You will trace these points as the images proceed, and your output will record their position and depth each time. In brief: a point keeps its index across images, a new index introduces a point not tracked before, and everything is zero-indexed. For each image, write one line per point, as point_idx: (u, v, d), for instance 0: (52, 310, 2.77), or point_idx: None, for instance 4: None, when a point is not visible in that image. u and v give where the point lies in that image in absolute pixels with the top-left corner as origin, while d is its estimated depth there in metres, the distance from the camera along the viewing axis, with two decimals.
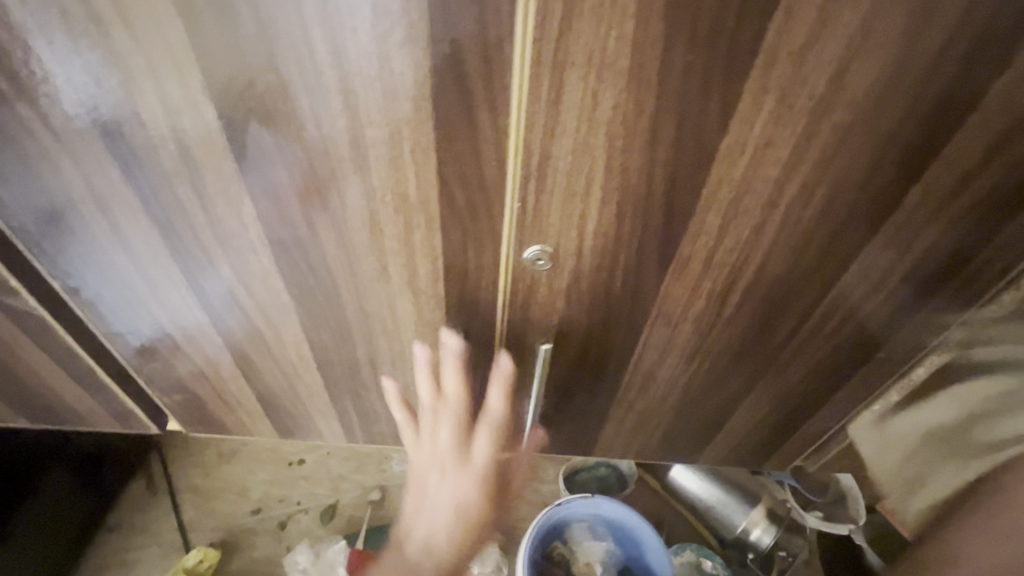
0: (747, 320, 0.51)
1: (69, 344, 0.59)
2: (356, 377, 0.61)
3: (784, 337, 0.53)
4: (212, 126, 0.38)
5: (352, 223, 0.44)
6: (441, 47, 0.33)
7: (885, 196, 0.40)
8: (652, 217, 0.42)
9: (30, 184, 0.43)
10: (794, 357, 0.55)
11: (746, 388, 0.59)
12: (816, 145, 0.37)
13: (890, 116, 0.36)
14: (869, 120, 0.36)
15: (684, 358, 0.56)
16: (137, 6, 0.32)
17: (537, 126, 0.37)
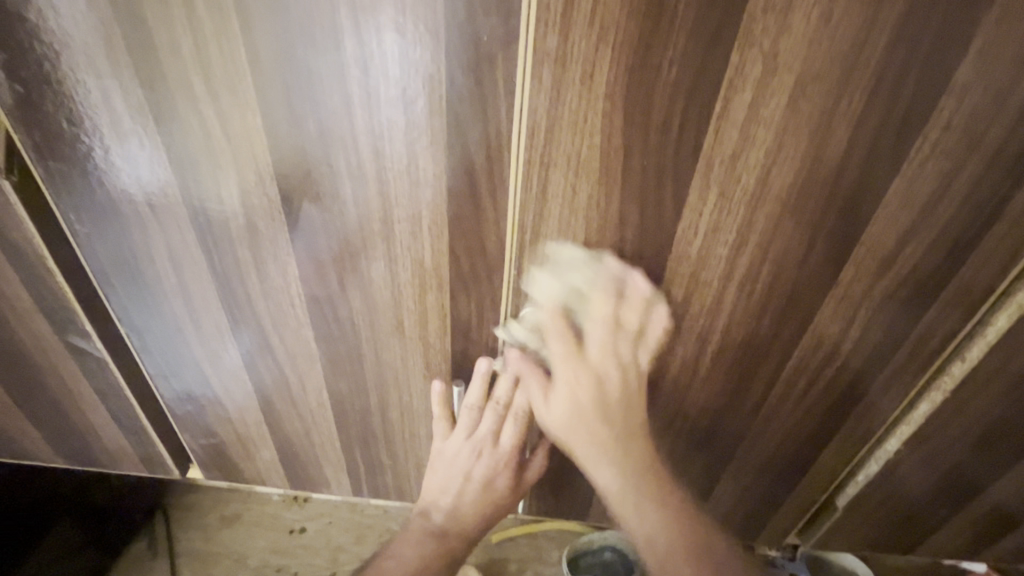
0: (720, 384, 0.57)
1: (119, 386, 0.67)
2: (368, 426, 0.67)
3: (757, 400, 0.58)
4: (274, 203, 0.48)
5: (377, 284, 0.53)
6: (455, 151, 0.43)
7: (823, 272, 0.48)
8: (629, 289, 0.50)
9: (123, 246, 0.53)
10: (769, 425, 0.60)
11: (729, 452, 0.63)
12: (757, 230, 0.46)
13: (817, 209, 0.44)
14: (799, 212, 0.45)
15: (668, 421, 0.61)
16: (232, 117, 0.44)
17: (529, 210, 0.46)
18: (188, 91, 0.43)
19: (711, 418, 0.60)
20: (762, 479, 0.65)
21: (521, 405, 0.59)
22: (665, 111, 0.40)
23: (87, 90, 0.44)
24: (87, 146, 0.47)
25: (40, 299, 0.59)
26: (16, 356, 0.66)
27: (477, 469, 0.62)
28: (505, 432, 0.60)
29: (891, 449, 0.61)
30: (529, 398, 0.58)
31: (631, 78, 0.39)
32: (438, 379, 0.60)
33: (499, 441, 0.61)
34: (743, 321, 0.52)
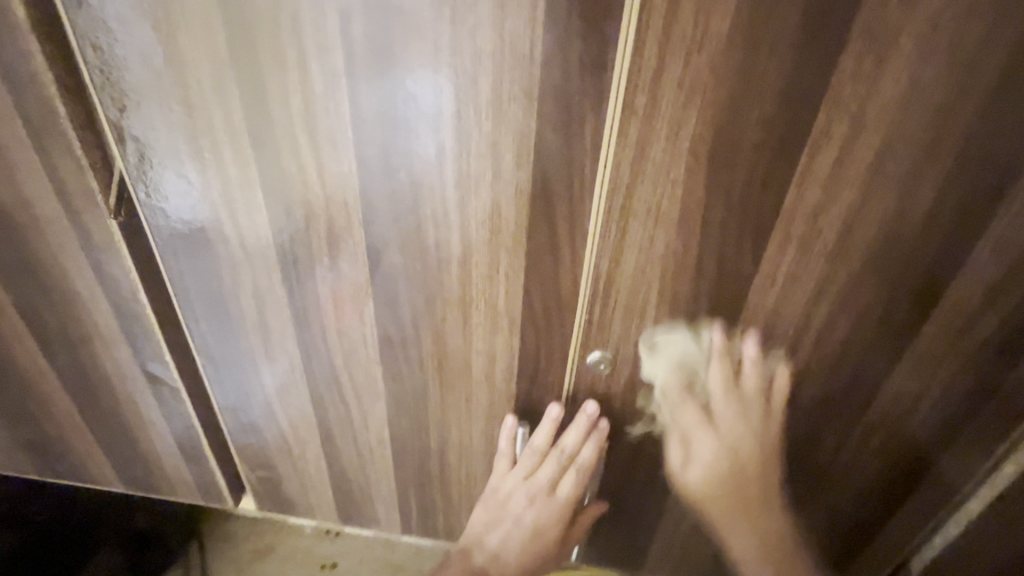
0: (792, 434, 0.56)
1: (188, 414, 0.70)
2: (425, 465, 0.68)
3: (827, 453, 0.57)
4: (360, 246, 0.51)
5: (449, 325, 0.54)
6: (539, 200, 0.45)
7: (905, 326, 0.47)
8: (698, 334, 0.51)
9: (212, 282, 0.56)
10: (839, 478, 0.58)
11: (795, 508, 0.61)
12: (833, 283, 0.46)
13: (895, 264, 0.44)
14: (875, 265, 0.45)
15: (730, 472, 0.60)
16: (331, 167, 0.46)
17: (606, 258, 0.47)
18: (291, 144, 0.46)
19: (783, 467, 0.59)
20: (824, 531, 0.63)
21: (583, 458, 0.58)
22: (748, 166, 0.41)
23: (199, 141, 0.47)
24: (192, 191, 0.50)
25: (127, 328, 0.62)
26: (97, 381, 0.69)
27: (528, 515, 0.61)
28: (563, 483, 0.60)
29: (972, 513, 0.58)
30: (595, 451, 0.58)
31: (717, 137, 0.40)
32: (511, 415, 0.59)
33: (555, 490, 0.60)
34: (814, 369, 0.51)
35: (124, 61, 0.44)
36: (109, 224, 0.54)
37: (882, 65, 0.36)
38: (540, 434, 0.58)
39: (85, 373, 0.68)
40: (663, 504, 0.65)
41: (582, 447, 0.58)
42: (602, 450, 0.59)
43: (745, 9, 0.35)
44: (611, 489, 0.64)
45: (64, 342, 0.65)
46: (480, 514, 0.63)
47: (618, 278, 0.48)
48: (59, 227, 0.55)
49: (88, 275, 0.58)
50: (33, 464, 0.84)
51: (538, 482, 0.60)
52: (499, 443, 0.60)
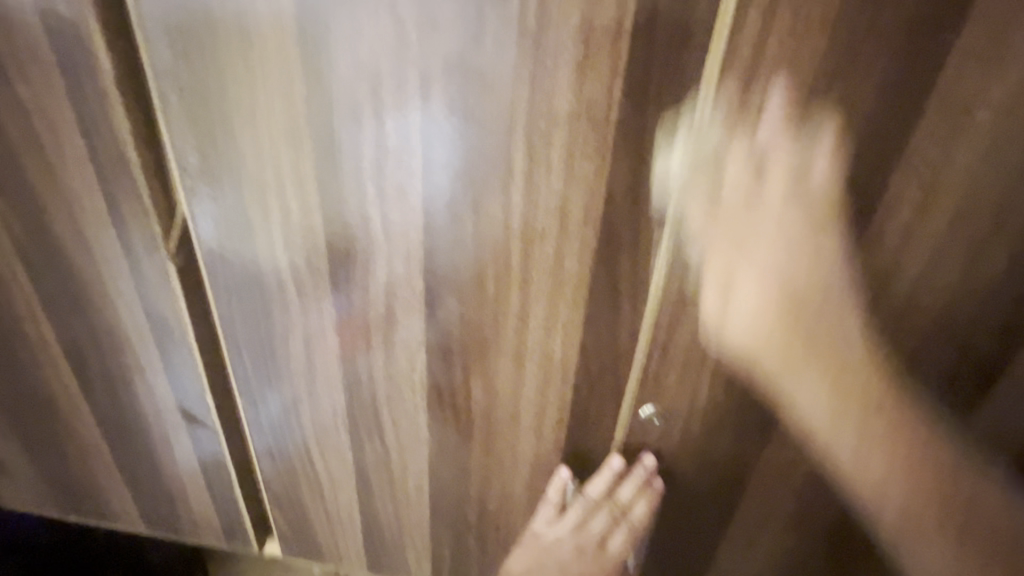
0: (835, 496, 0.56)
1: (222, 455, 0.69)
2: (462, 514, 0.66)
3: None
4: (417, 295, 0.51)
5: (501, 375, 0.54)
6: (602, 256, 0.46)
7: (972, 376, 0.48)
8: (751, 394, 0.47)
9: (264, 326, 0.56)
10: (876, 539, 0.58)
11: (848, 562, 0.60)
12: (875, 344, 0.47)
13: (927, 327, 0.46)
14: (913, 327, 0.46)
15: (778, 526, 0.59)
16: (396, 218, 0.47)
17: (665, 314, 0.47)
18: (358, 195, 0.46)
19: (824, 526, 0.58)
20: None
21: (635, 514, 0.57)
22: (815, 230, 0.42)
23: (267, 191, 0.48)
24: (255, 237, 0.51)
25: (171, 369, 0.62)
26: (131, 420, 0.68)
27: (575, 566, 0.60)
28: (613, 537, 0.59)
29: None
30: (649, 506, 0.57)
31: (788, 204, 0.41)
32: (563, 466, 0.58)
33: (605, 543, 0.59)
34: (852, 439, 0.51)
35: (204, 112, 0.45)
36: (166, 268, 0.55)
37: (955, 132, 0.38)
38: (594, 485, 0.57)
39: (120, 412, 0.68)
40: (707, 558, 0.64)
41: (634, 503, 0.57)
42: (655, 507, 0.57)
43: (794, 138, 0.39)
44: (658, 545, 0.63)
45: (104, 380, 0.65)
46: (523, 560, 0.62)
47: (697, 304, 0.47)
48: (114, 270, 0.56)
49: (136, 316, 0.59)
50: (54, 501, 0.82)
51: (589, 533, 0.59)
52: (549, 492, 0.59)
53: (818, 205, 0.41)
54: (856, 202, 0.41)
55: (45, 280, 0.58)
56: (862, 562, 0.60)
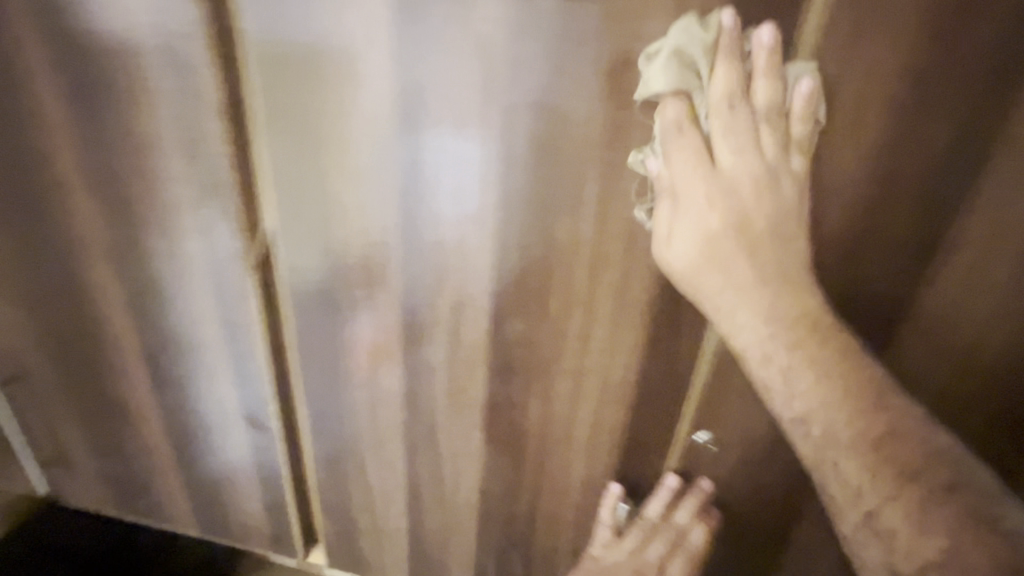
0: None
1: (279, 462, 0.71)
2: (509, 532, 0.67)
3: None
4: (483, 315, 0.53)
5: (558, 394, 0.56)
6: (667, 283, 0.47)
7: None
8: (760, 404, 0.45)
9: (332, 339, 0.59)
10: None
11: None
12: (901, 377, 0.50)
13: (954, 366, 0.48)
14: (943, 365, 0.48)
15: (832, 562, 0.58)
16: (471, 241, 0.50)
17: (727, 341, 0.49)
18: (435, 217, 0.50)
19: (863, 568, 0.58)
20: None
21: (691, 541, 0.57)
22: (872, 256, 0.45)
23: (349, 211, 0.52)
24: (334, 254, 0.54)
25: (240, 376, 0.65)
26: (196, 424, 0.72)
27: None
28: (671, 566, 0.58)
29: None
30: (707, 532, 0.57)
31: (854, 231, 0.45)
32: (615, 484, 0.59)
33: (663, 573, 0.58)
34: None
35: (296, 139, 0.49)
36: (247, 281, 0.58)
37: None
38: (650, 506, 0.57)
39: (187, 415, 0.71)
40: None
41: (692, 527, 0.57)
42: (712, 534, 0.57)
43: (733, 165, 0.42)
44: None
45: (176, 384, 0.69)
46: None
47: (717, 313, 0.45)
48: (200, 281, 0.60)
49: (214, 325, 0.63)
50: (113, 499, 0.86)
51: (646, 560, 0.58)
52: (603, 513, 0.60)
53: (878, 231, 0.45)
54: (919, 235, 0.44)
55: (135, 288, 0.63)
56: None
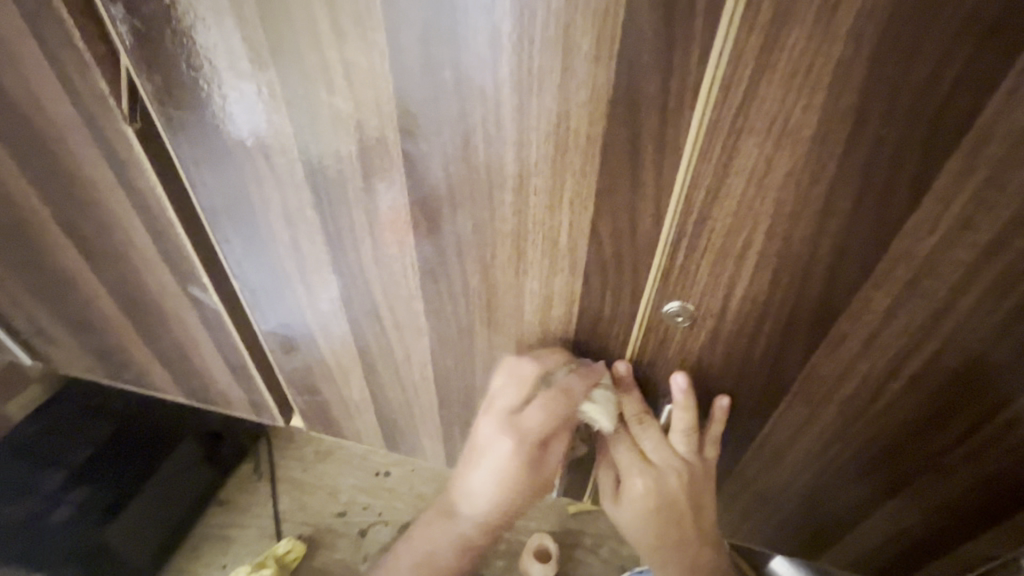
0: (874, 424, 0.49)
1: (232, 336, 0.67)
2: (470, 405, 0.63)
3: (937, 447, 0.48)
4: (395, 166, 0.43)
5: (503, 261, 0.46)
6: (620, 107, 0.35)
7: None
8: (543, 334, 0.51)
9: (240, 199, 0.50)
10: (921, 481, 0.51)
11: (882, 497, 0.55)
12: (917, 256, 0.37)
13: (988, 242, 0.35)
14: (969, 240, 0.35)
15: (835, 448, 0.52)
16: (359, 65, 0.37)
17: (701, 187, 0.37)
18: (312, 33, 0.37)
19: (868, 457, 0.52)
20: (891, 532, 0.58)
21: (792, 417, 0.51)
22: (902, 78, 0.29)
23: (209, 28, 0.39)
24: (209, 93, 0.43)
25: (165, 249, 0.58)
26: (143, 300, 0.67)
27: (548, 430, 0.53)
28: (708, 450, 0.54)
29: (967, 495, 0.50)
30: (811, 411, 0.50)
31: (898, 33, 0.28)
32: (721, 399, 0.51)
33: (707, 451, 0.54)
34: (880, 360, 0.44)
35: None
36: (126, 132, 0.48)
37: None
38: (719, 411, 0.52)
39: (132, 291, 0.66)
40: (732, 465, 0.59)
41: (792, 410, 0.50)
42: (832, 416, 0.50)
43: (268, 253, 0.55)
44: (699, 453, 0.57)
45: (109, 260, 0.63)
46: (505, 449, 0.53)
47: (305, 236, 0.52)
48: (75, 130, 0.49)
49: (118, 190, 0.54)
50: (104, 372, 0.85)
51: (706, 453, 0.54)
52: (821, 430, 0.51)
53: (926, 34, 0.28)
54: (993, 29, 0.27)
55: (20, 148, 0.53)
56: (898, 496, 0.54)
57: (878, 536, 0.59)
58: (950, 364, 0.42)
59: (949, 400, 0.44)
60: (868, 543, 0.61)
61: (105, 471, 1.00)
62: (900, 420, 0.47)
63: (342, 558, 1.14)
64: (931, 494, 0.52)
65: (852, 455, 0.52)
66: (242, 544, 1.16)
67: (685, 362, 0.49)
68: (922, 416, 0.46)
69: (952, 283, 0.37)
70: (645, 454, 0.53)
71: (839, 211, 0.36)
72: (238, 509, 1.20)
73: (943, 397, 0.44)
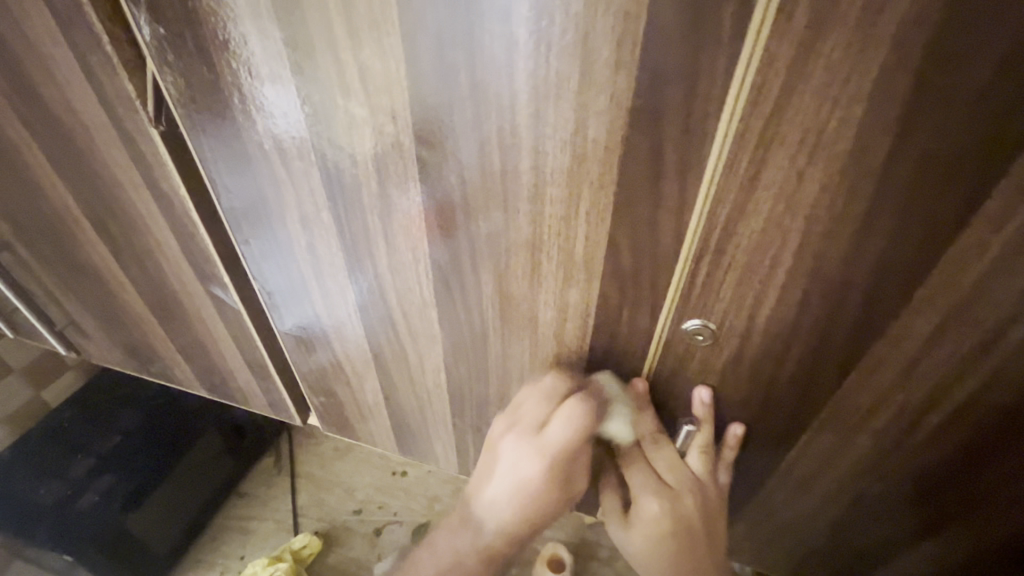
0: (911, 457, 0.45)
1: (251, 335, 0.68)
2: (482, 414, 0.62)
3: (981, 487, 0.44)
4: (410, 172, 0.42)
5: (517, 271, 0.45)
6: (641, 117, 0.33)
7: None
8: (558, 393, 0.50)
9: (259, 201, 0.51)
10: (962, 522, 0.47)
11: (918, 536, 0.51)
12: (963, 282, 0.34)
13: None
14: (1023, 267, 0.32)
15: (866, 479, 0.49)
16: (375, 69, 0.37)
17: (726, 202, 0.35)
18: (328, 37, 0.36)
19: (903, 491, 0.48)
20: (926, 573, 0.54)
21: (819, 443, 0.48)
22: (950, 90, 0.27)
23: (228, 32, 0.39)
24: (229, 96, 0.43)
25: (187, 248, 0.59)
26: (167, 297, 0.68)
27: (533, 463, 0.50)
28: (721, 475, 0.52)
29: (1012, 540, 0.46)
30: (839, 439, 0.47)
31: (947, 42, 0.26)
32: (737, 425, 0.50)
33: (718, 474, 0.52)
34: (919, 391, 0.41)
35: None
36: (151, 134, 0.49)
37: None
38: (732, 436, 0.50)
39: (157, 288, 0.67)
40: (753, 490, 0.56)
41: (819, 437, 0.47)
42: (861, 446, 0.47)
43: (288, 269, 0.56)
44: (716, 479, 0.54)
45: (134, 257, 0.64)
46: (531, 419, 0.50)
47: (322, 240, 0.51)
48: (103, 130, 0.51)
49: (143, 189, 0.55)
50: (132, 364, 0.87)
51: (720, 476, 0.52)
52: (851, 460, 0.48)
53: (981, 41, 0.25)
54: None
55: (52, 147, 0.54)
56: (935, 536, 0.50)
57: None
58: (999, 398, 0.39)
59: (996, 437, 0.41)
60: None
61: (132, 460, 1.03)
62: (942, 456, 0.44)
63: (355, 555, 1.14)
64: (973, 536, 0.48)
65: (885, 489, 0.49)
66: (260, 536, 1.18)
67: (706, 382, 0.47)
68: (965, 453, 0.43)
69: (1003, 312, 0.34)
70: (663, 474, 0.51)
71: (877, 230, 0.33)
72: (258, 502, 1.22)
73: (989, 433, 0.41)
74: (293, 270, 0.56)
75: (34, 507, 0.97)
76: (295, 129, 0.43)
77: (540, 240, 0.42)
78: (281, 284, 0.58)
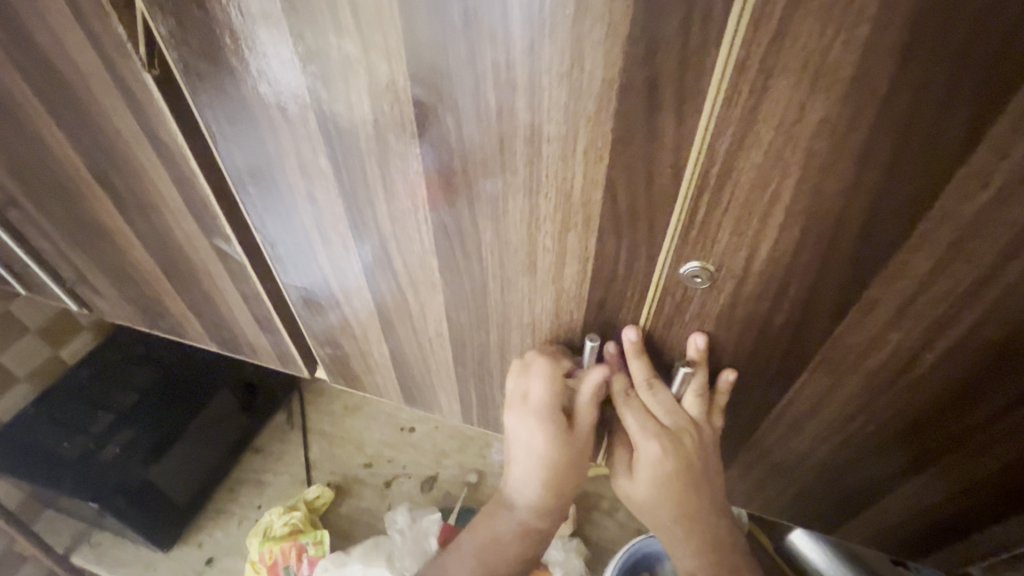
0: (902, 397, 0.46)
1: (256, 287, 0.69)
2: (484, 362, 0.63)
3: (968, 423, 0.46)
4: (407, 115, 0.42)
5: (515, 215, 0.45)
6: (639, 47, 0.32)
7: None
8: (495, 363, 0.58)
9: (257, 150, 0.51)
10: (949, 458, 0.49)
11: (904, 473, 0.53)
12: (959, 218, 0.34)
13: None
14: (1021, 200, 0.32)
15: (859, 421, 0.50)
16: (367, 5, 0.36)
17: (724, 137, 0.34)
18: None
19: (895, 430, 0.49)
20: (911, 508, 0.56)
21: (814, 386, 0.49)
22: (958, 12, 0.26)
23: None
24: (222, 38, 0.42)
25: (188, 199, 0.59)
26: (172, 251, 0.69)
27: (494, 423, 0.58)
28: (715, 419, 0.53)
29: (994, 472, 0.48)
30: (833, 382, 0.48)
31: None
32: (730, 370, 0.50)
33: (713, 419, 0.53)
34: (914, 330, 0.41)
35: None
36: (145, 79, 0.48)
37: None
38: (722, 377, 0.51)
39: (161, 241, 0.68)
40: (748, 436, 0.58)
41: (814, 380, 0.48)
42: (856, 388, 0.47)
43: (291, 220, 0.57)
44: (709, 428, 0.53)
45: (139, 210, 0.64)
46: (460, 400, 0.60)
47: (322, 189, 0.52)
48: (97, 76, 0.50)
49: (141, 138, 0.54)
50: (143, 320, 0.89)
51: (716, 420, 0.53)
52: (846, 403, 0.49)
53: None
54: None
55: (48, 95, 0.54)
56: (920, 473, 0.52)
57: (899, 512, 0.57)
58: (988, 337, 0.39)
59: (984, 373, 0.42)
60: (884, 518, 0.59)
61: (147, 413, 1.06)
62: (931, 393, 0.45)
63: (366, 507, 1.18)
64: (956, 472, 0.50)
65: (874, 429, 0.50)
66: (274, 488, 1.22)
67: (704, 326, 0.47)
68: (954, 392, 0.44)
69: (1001, 247, 0.34)
70: (661, 418, 0.52)
71: (878, 164, 0.33)
72: (271, 455, 1.26)
73: (979, 371, 0.41)
74: (294, 221, 0.57)
75: (57, 458, 1.00)
76: (289, 73, 0.43)
77: (538, 181, 0.42)
78: (285, 235, 0.59)
